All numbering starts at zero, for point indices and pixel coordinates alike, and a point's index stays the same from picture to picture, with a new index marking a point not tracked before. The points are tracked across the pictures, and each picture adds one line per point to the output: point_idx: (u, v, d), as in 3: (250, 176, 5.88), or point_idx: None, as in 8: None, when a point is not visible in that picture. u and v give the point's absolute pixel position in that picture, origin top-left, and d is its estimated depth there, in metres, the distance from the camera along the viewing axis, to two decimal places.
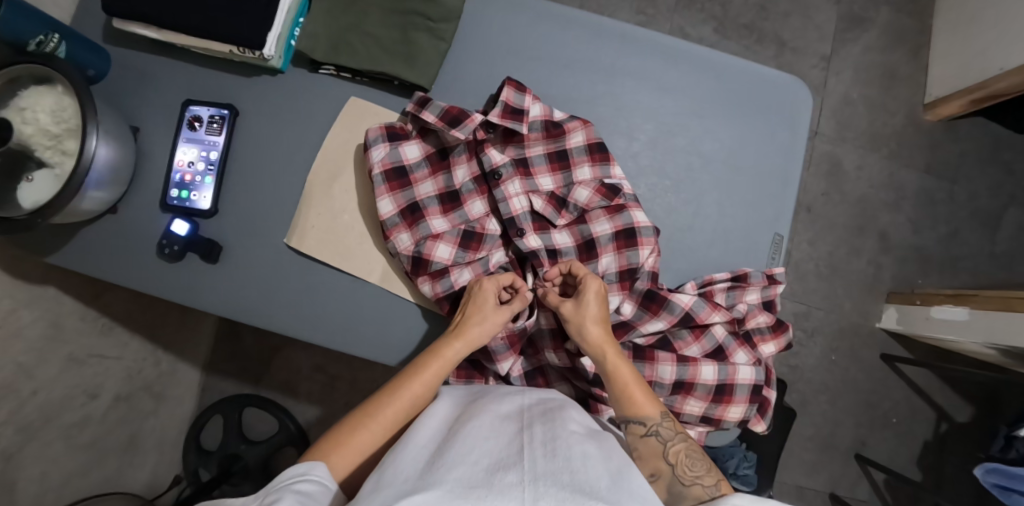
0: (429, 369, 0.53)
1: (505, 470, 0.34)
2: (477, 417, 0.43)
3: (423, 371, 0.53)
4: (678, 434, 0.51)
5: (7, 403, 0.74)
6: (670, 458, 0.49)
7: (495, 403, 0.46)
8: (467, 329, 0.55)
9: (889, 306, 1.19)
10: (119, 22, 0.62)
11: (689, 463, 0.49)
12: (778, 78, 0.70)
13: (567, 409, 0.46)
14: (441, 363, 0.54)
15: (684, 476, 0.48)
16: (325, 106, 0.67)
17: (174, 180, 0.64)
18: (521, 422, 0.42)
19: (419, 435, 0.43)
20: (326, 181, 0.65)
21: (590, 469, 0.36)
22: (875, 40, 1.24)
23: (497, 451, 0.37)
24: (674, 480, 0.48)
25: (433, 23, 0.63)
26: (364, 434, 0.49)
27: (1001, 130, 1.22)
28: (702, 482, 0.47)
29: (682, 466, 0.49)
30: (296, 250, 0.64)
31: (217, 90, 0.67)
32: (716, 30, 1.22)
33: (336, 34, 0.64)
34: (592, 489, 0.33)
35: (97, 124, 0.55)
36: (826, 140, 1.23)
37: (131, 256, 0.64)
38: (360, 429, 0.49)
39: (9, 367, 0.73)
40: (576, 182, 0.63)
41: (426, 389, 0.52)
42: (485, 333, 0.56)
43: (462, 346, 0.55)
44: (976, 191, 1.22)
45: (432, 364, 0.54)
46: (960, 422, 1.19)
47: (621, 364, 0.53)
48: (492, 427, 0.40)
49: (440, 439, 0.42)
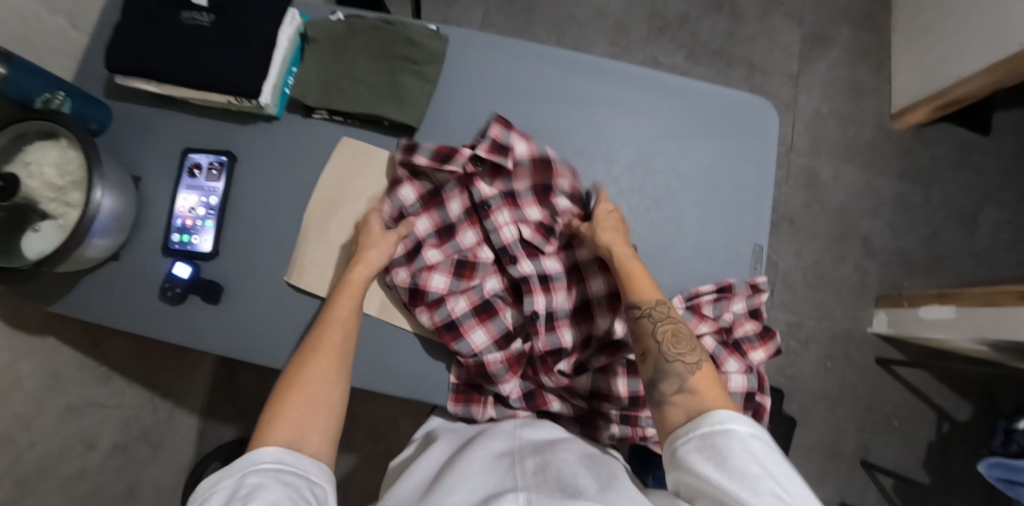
0: (344, 296, 0.57)
1: (505, 497, 0.41)
2: (471, 456, 0.50)
3: (339, 294, 0.57)
4: (670, 317, 0.54)
5: (8, 455, 0.75)
6: (658, 336, 0.53)
7: (487, 441, 0.53)
8: (364, 253, 0.60)
9: (878, 311, 1.22)
10: (121, 78, 0.66)
11: (675, 342, 0.53)
12: (745, 99, 0.75)
13: (557, 439, 0.53)
14: (352, 286, 0.58)
15: (668, 353, 0.52)
16: (318, 148, 0.69)
17: (175, 225, 0.66)
18: (513, 457, 0.49)
19: (423, 484, 0.49)
20: (321, 220, 0.66)
21: (578, 481, 0.43)
22: (839, 56, 1.31)
23: (496, 485, 0.44)
24: (660, 357, 0.52)
25: (418, 66, 0.67)
26: (308, 371, 0.49)
27: (968, 133, 1.27)
28: (685, 358, 0.51)
29: (668, 344, 0.53)
30: (295, 286, 0.65)
31: (214, 138, 0.69)
32: (687, 57, 1.29)
33: (328, 81, 0.67)
34: (582, 494, 0.40)
35: (103, 177, 0.60)
36: (801, 154, 1.27)
37: (133, 303, 0.66)
38: (305, 365, 0.50)
39: (9, 418, 0.75)
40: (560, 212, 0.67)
41: (348, 310, 0.56)
42: (380, 255, 0.61)
43: (364, 268, 0.59)
44: (950, 193, 1.26)
45: (344, 289, 0.58)
46: (961, 421, 1.20)
47: (627, 258, 0.59)
48: (487, 464, 0.48)
49: (440, 476, 0.49)
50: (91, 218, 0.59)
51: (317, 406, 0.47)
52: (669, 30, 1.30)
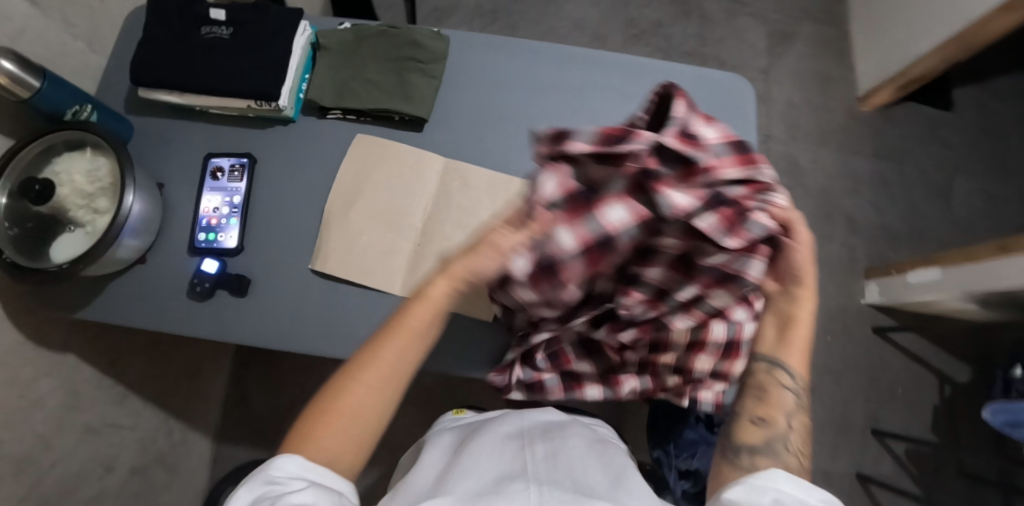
0: (415, 318, 0.49)
1: (512, 481, 0.42)
2: (481, 439, 0.52)
3: (402, 324, 0.49)
4: (801, 409, 0.52)
5: (28, 477, 0.77)
6: (788, 412, 0.51)
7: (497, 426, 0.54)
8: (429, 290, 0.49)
9: (869, 281, 1.28)
10: (144, 91, 0.70)
11: (797, 434, 0.51)
12: (724, 79, 0.79)
13: (565, 427, 0.55)
14: (427, 306, 0.49)
15: (790, 435, 0.50)
16: (334, 146, 0.73)
17: (201, 225, 0.69)
18: (523, 442, 0.51)
19: (434, 465, 0.52)
20: (342, 209, 0.69)
21: (587, 478, 0.44)
22: (805, 50, 1.40)
23: (505, 466, 0.46)
24: (778, 431, 0.50)
25: (423, 64, 0.72)
26: (345, 401, 0.47)
27: (932, 111, 1.36)
28: (798, 454, 0.49)
29: (786, 424, 0.51)
30: (319, 274, 0.67)
31: (234, 143, 0.73)
32: (664, 59, 1.38)
33: (341, 84, 0.72)
34: (589, 492, 0.42)
35: (133, 182, 0.64)
36: (779, 141, 1.35)
37: (160, 303, 0.68)
38: (343, 396, 0.47)
39: (29, 438, 0.77)
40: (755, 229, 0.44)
41: (410, 343, 0.49)
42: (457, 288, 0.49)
43: (426, 299, 0.49)
44: (923, 168, 1.34)
45: (412, 312, 0.49)
46: (962, 384, 1.25)
47: (802, 304, 0.51)
48: (499, 446, 0.50)
49: (451, 459, 0.51)
50: (122, 220, 0.62)
51: (355, 430, 0.47)
52: (645, 37, 1.39)
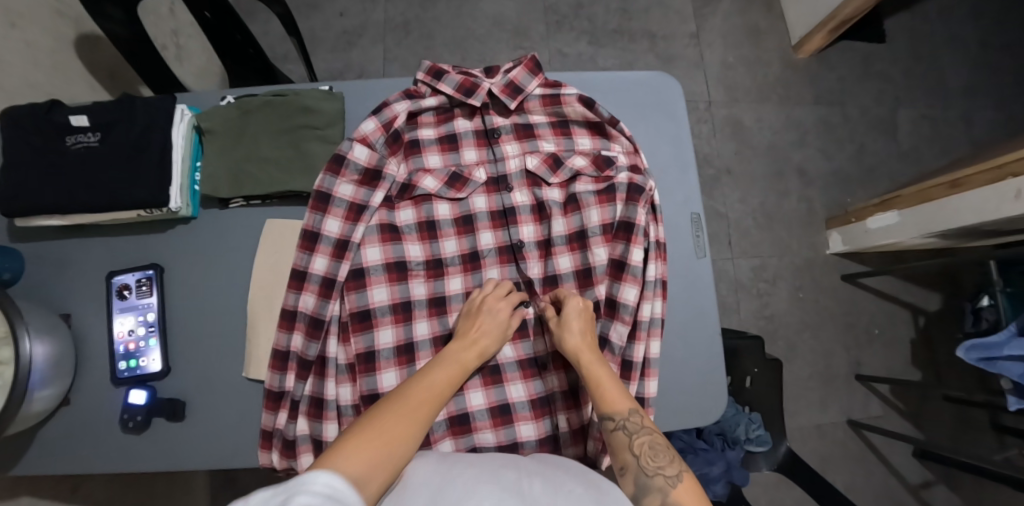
0: (448, 369, 0.54)
1: None
2: None
3: (444, 370, 0.54)
4: (644, 427, 0.50)
5: None
6: (634, 449, 0.48)
7: None
8: (477, 338, 0.59)
9: (831, 232, 1.28)
10: (20, 218, 0.63)
11: (652, 454, 0.48)
12: (643, 77, 0.73)
13: None
14: (460, 365, 0.56)
15: (648, 467, 0.47)
16: (250, 234, 0.68)
17: (119, 352, 0.63)
18: None
19: None
20: (266, 306, 0.65)
21: None
22: (730, 6, 1.35)
23: None
24: (640, 472, 0.47)
25: (321, 130, 0.67)
26: (405, 413, 0.46)
27: (865, 45, 1.33)
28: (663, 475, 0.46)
29: (645, 457, 0.48)
30: (258, 380, 0.64)
31: (137, 255, 0.67)
32: (591, 42, 1.32)
33: (235, 167, 0.65)
34: None
35: (27, 325, 0.55)
36: (721, 105, 1.31)
37: (95, 444, 0.63)
38: (399, 409, 0.46)
39: None
40: (560, 268, 0.67)
41: (444, 387, 0.52)
42: (490, 342, 0.60)
43: (470, 347, 0.58)
44: (865, 105, 1.32)
45: (449, 366, 0.55)
46: (935, 312, 1.27)
47: (596, 366, 0.55)
48: None
49: None
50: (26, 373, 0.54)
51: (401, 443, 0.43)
52: (567, 21, 1.33)
